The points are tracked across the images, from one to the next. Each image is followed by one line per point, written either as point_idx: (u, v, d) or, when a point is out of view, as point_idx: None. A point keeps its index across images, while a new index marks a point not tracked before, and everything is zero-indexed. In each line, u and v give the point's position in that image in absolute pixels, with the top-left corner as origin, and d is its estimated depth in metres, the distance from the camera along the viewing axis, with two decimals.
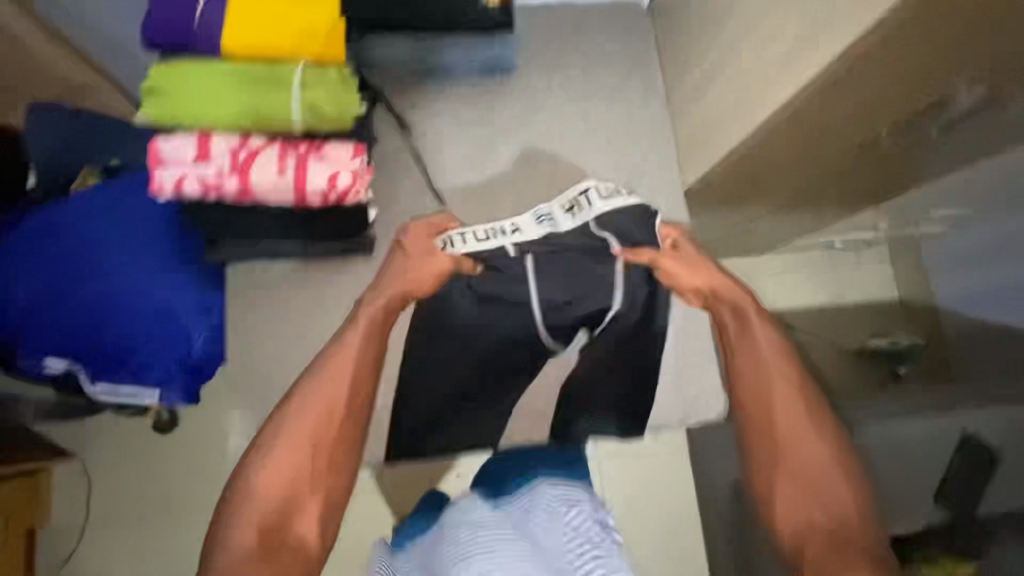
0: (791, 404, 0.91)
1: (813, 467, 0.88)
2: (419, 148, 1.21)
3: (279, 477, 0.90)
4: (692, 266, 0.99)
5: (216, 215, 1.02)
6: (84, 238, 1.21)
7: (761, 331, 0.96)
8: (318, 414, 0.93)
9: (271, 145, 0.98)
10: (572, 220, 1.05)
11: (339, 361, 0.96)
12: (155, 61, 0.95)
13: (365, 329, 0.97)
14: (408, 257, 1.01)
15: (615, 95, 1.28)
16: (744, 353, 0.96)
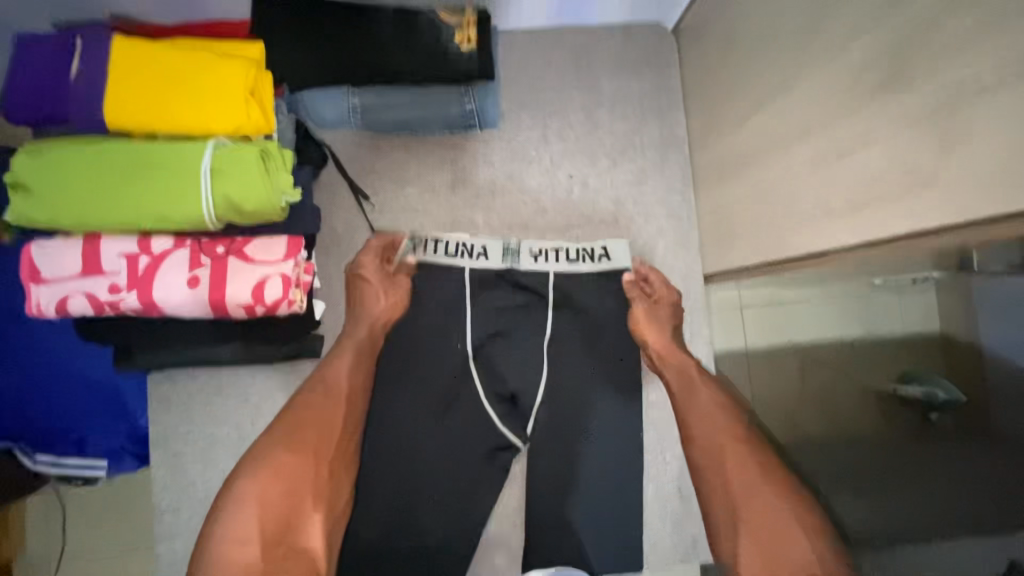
0: (747, 457, 0.76)
1: (767, 521, 0.69)
2: (377, 225, 0.97)
3: (280, 480, 0.74)
4: (658, 319, 0.93)
5: (118, 327, 0.82)
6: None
7: (706, 392, 0.87)
8: (317, 425, 0.81)
9: (180, 248, 0.78)
10: (535, 264, 0.94)
11: (330, 379, 0.86)
12: (22, 147, 0.74)
13: (355, 351, 0.88)
14: (370, 272, 0.92)
15: (625, 148, 0.99)
16: (698, 413, 0.85)
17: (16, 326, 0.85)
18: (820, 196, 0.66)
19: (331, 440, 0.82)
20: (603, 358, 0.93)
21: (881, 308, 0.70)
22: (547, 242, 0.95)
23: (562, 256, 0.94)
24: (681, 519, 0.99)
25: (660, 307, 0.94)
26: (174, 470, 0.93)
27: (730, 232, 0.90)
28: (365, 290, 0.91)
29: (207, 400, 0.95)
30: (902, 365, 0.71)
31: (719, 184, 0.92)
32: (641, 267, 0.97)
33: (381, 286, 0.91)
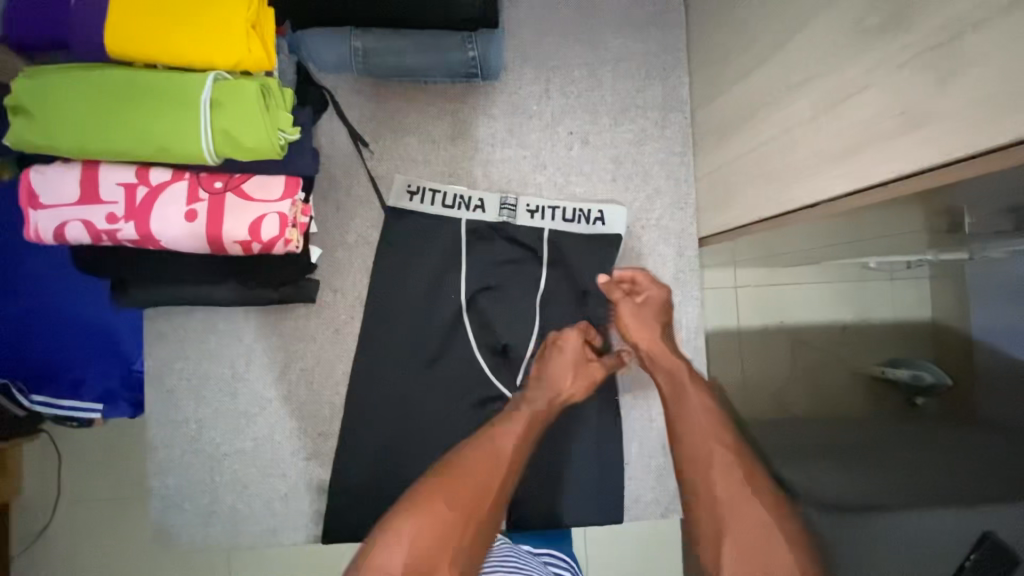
0: (733, 467, 0.72)
1: (751, 534, 0.66)
2: (375, 172, 0.96)
3: (428, 530, 0.63)
4: (645, 318, 0.89)
5: (114, 258, 0.83)
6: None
7: (695, 394, 0.81)
8: (488, 459, 0.73)
9: (178, 181, 0.79)
10: (529, 221, 0.95)
11: (500, 435, 0.76)
12: (23, 71, 0.74)
13: (530, 424, 0.80)
14: (562, 351, 0.88)
15: (628, 104, 0.98)
16: (691, 417, 0.78)
17: (13, 262, 0.85)
18: (831, 147, 0.66)
19: (487, 502, 0.69)
20: (593, 312, 0.95)
21: (876, 293, 0.67)
22: (544, 199, 0.96)
23: (558, 216, 0.95)
24: (664, 473, 1.01)
25: (645, 308, 0.90)
26: (166, 405, 0.92)
27: (728, 193, 0.90)
28: (551, 362, 0.87)
29: (200, 338, 0.93)
30: (890, 351, 0.67)
31: (721, 145, 0.91)
32: (621, 271, 0.93)
33: (574, 360, 0.87)
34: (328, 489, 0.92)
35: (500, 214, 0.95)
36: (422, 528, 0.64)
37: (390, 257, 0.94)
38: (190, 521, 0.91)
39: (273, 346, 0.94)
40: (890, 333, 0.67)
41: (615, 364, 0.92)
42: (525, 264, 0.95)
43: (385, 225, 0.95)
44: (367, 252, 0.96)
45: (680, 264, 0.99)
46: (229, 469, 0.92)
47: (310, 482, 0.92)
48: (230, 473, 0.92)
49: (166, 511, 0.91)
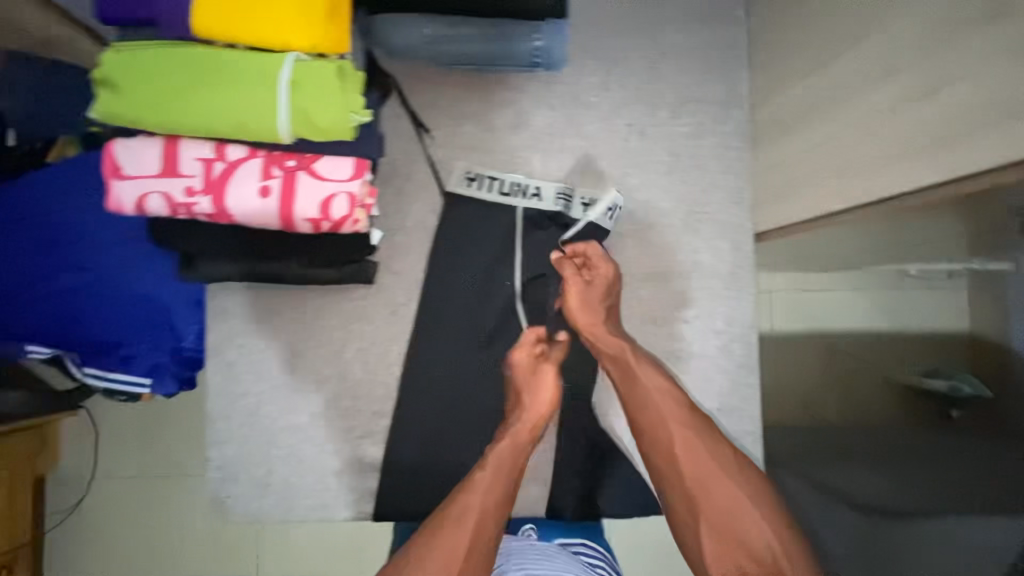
0: (697, 448, 0.84)
1: (722, 509, 0.79)
2: (435, 158, 0.97)
3: None
4: (590, 300, 0.93)
5: (187, 231, 0.85)
6: (64, 197, 0.88)
7: (646, 377, 0.90)
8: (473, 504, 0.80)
9: (253, 157, 0.81)
10: (578, 215, 0.95)
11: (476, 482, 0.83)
12: (111, 45, 0.77)
13: (495, 465, 0.86)
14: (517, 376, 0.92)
15: (688, 99, 0.98)
16: (646, 402, 0.88)
17: (72, 240, 0.87)
18: (915, 140, 0.66)
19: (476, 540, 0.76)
20: (641, 305, 0.97)
21: (913, 301, 0.69)
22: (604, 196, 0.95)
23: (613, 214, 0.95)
24: None
25: (594, 288, 0.93)
26: (227, 377, 0.94)
27: (789, 189, 0.90)
28: (515, 385, 0.92)
29: (261, 314, 0.95)
30: (933, 359, 0.66)
31: (784, 140, 0.91)
32: (575, 245, 0.94)
33: (529, 368, 0.92)
34: (381, 467, 0.93)
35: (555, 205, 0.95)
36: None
37: (449, 241, 0.96)
38: (245, 492, 0.93)
39: (332, 325, 0.95)
40: (919, 341, 0.69)
41: (564, 344, 0.94)
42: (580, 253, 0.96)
43: (444, 210, 0.96)
44: (425, 237, 0.97)
45: (735, 259, 0.99)
46: (286, 443, 0.93)
47: (363, 460, 0.94)
48: (285, 447, 0.93)
49: (223, 482, 0.93)
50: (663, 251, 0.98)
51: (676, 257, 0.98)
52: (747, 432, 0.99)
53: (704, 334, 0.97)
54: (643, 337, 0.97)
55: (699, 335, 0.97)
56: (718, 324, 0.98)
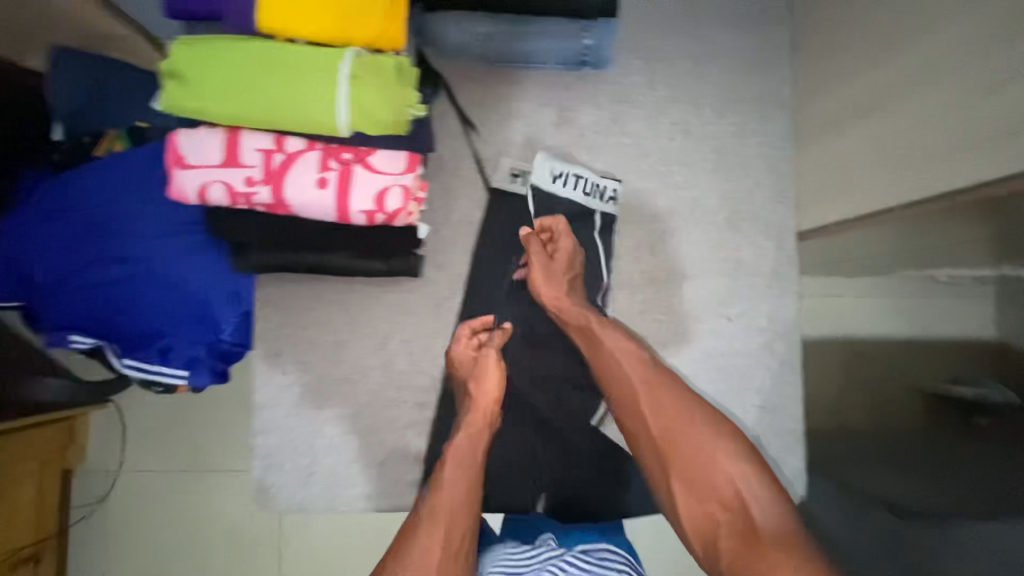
0: (659, 402, 0.79)
1: (691, 461, 0.75)
2: (481, 153, 0.99)
3: None
4: (553, 274, 0.90)
5: (242, 221, 0.86)
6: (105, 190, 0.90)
7: (607, 337, 0.86)
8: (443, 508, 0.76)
9: (311, 149, 0.82)
10: (597, 205, 0.96)
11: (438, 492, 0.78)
12: (178, 38, 0.79)
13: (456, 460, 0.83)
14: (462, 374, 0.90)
15: (730, 99, 1.00)
16: (610, 363, 0.84)
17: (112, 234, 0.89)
18: (967, 137, 0.66)
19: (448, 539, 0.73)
20: (684, 302, 0.98)
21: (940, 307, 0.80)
22: (567, 165, 0.96)
23: (580, 185, 0.96)
24: None
25: (555, 261, 0.91)
26: (275, 366, 0.95)
27: (832, 188, 0.91)
28: (462, 379, 0.90)
29: (310, 305, 0.96)
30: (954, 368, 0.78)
31: (827, 139, 0.92)
32: (541, 220, 0.94)
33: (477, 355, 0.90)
34: (424, 458, 0.94)
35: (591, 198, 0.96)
36: None
37: (495, 236, 0.97)
38: (290, 481, 0.94)
39: (377, 317, 0.96)
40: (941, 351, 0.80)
41: (506, 330, 0.93)
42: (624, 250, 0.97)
43: (489, 205, 0.97)
44: (469, 231, 0.98)
45: (777, 257, 0.99)
46: (331, 432, 0.94)
47: (405, 451, 0.95)
48: (330, 436, 0.94)
49: (267, 471, 0.94)
50: (706, 249, 0.99)
51: (718, 255, 0.98)
52: (789, 430, 0.99)
53: (746, 332, 0.98)
54: (684, 333, 0.97)
55: (741, 333, 0.98)
56: (761, 322, 0.98)
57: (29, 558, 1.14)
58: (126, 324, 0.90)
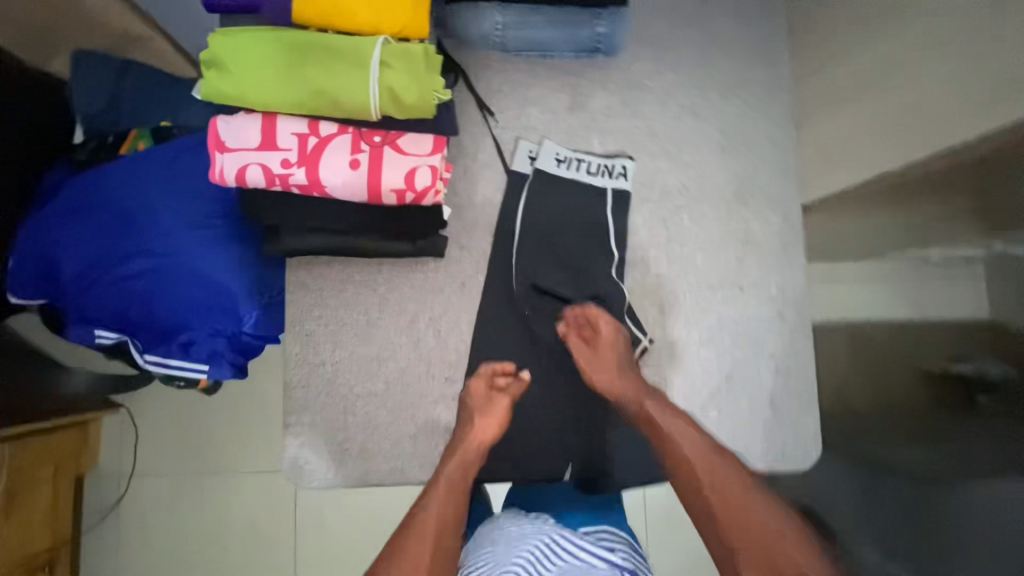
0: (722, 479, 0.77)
1: (757, 541, 0.72)
2: (500, 138, 1.03)
3: None
4: (600, 357, 0.92)
5: (275, 202, 0.89)
6: (165, 205, 1.17)
7: (670, 417, 0.85)
8: (425, 535, 0.76)
9: (344, 133, 0.86)
10: (606, 182, 1.02)
11: (421, 518, 0.78)
12: (216, 29, 0.83)
13: (447, 482, 0.83)
14: (466, 406, 0.93)
15: (733, 82, 1.05)
16: (671, 441, 0.82)
17: (169, 241, 1.16)
18: (968, 99, 0.72)
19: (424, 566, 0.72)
20: (698, 273, 1.03)
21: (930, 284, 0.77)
22: (570, 150, 1.03)
23: (582, 168, 1.02)
24: (773, 425, 1.00)
25: (603, 344, 0.93)
26: (306, 346, 0.98)
27: (833, 161, 0.97)
28: (470, 409, 0.92)
29: (340, 286, 1.00)
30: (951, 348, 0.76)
31: (827, 115, 0.98)
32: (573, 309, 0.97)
33: (483, 396, 0.93)
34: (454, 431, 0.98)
35: (599, 176, 1.03)
36: None
37: (519, 216, 1.01)
38: (323, 457, 0.96)
39: (405, 296, 1.00)
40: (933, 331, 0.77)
41: (523, 379, 0.96)
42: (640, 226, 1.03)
43: (509, 186, 1.02)
44: (491, 212, 1.02)
45: (785, 230, 1.04)
46: (362, 408, 0.97)
47: (435, 425, 0.98)
48: (361, 413, 0.97)
49: (301, 449, 0.96)
50: (716, 223, 1.03)
51: (728, 229, 1.03)
52: (805, 393, 1.01)
53: (759, 302, 1.02)
54: (700, 303, 1.02)
55: (754, 301, 1.02)
56: (771, 291, 1.02)
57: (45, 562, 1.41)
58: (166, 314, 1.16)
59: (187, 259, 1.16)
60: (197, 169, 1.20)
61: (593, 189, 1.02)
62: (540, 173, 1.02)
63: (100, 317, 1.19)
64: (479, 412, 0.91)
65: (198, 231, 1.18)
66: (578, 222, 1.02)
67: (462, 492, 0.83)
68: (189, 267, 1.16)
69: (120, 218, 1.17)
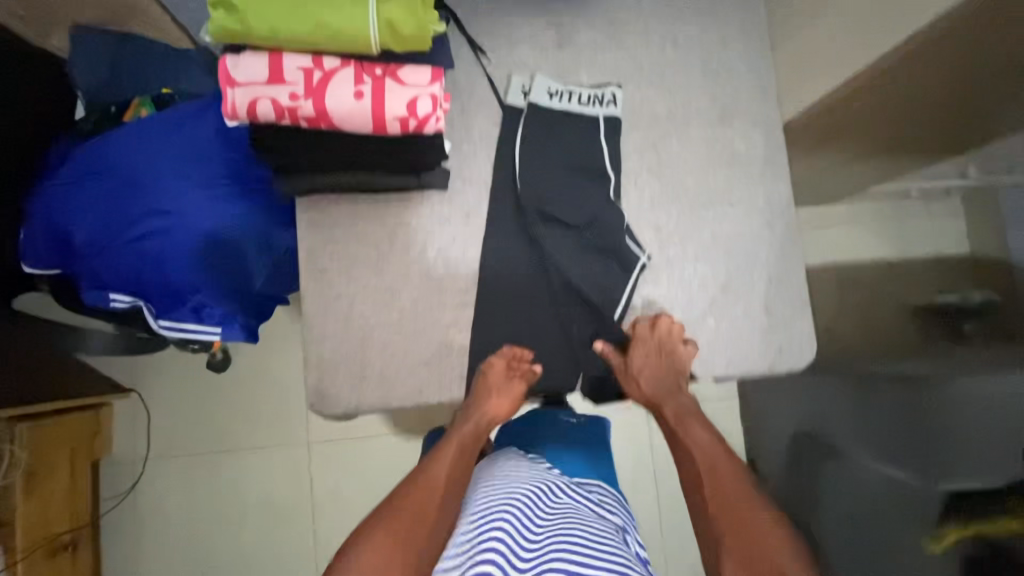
0: (736, 483, 0.93)
1: (747, 540, 0.84)
2: (493, 75, 1.08)
3: (386, 548, 0.81)
4: (651, 368, 1.03)
5: (285, 138, 0.94)
6: (168, 168, 1.20)
7: (699, 431, 1.02)
8: (428, 491, 0.91)
9: (347, 67, 0.90)
10: (596, 111, 1.07)
11: (430, 475, 0.94)
12: None
13: (458, 444, 1.00)
14: (485, 384, 1.02)
15: (711, 12, 1.11)
16: (694, 449, 1.00)
17: (174, 201, 1.19)
18: None
19: (422, 522, 0.86)
20: (690, 192, 1.08)
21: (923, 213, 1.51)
22: (560, 84, 1.08)
23: (573, 99, 1.07)
24: (770, 327, 1.06)
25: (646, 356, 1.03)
26: (320, 283, 1.03)
27: (814, 75, 1.04)
28: (489, 386, 1.02)
29: (351, 222, 1.04)
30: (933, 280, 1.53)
31: (805, 32, 1.05)
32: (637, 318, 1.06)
33: (501, 382, 1.03)
34: (469, 350, 1.04)
35: (589, 106, 1.07)
36: (377, 546, 0.82)
37: (516, 147, 1.06)
38: (345, 386, 1.02)
39: (413, 230, 1.05)
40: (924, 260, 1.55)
41: (535, 374, 1.05)
42: (633, 151, 1.08)
43: (505, 120, 1.07)
44: (490, 145, 1.07)
45: (769, 147, 1.10)
46: (379, 337, 1.03)
47: (450, 346, 1.04)
48: (378, 342, 1.02)
49: (323, 379, 1.02)
50: (704, 144, 1.09)
51: (715, 149, 1.09)
52: (797, 297, 1.07)
53: (748, 215, 1.08)
54: (694, 220, 1.07)
55: (743, 215, 1.08)
56: (760, 204, 1.08)
57: (68, 543, 1.64)
58: (178, 273, 1.19)
59: (193, 219, 1.19)
60: (200, 133, 1.22)
61: (585, 119, 1.07)
62: (533, 106, 1.06)
63: (114, 282, 1.23)
64: (496, 392, 1.03)
65: (202, 191, 1.20)
66: (574, 150, 1.06)
67: (467, 460, 0.99)
68: (195, 227, 1.19)
69: (127, 184, 1.20)
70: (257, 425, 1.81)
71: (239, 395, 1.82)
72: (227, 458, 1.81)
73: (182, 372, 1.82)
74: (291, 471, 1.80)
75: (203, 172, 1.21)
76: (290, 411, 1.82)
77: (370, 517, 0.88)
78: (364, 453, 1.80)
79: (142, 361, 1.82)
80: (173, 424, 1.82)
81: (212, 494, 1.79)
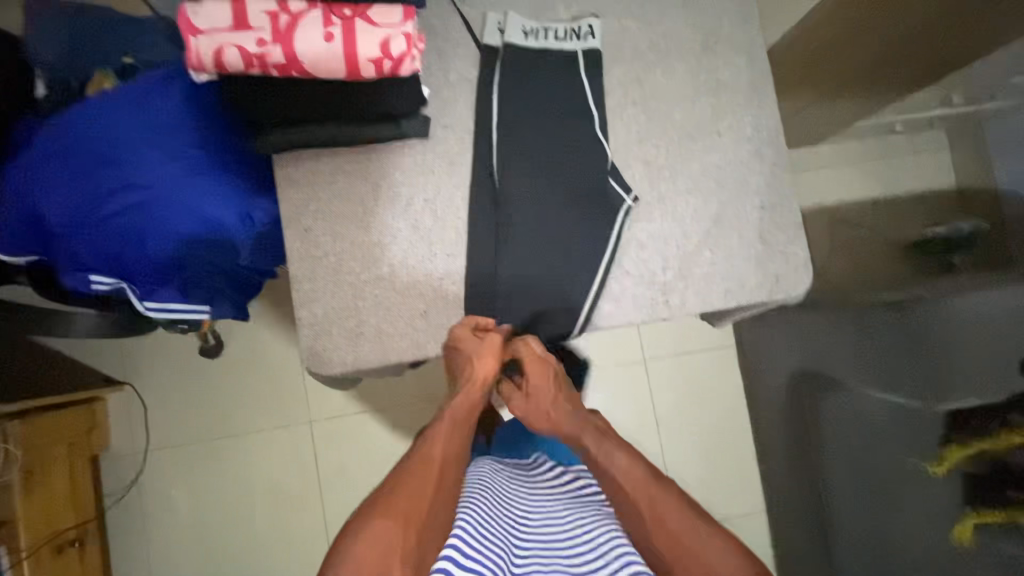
0: (668, 502, 0.81)
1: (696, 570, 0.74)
2: (467, 17, 1.05)
3: (379, 537, 0.73)
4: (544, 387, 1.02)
5: (257, 91, 0.90)
6: (135, 139, 1.15)
7: (616, 452, 0.89)
8: (424, 470, 0.83)
9: (314, 8, 0.86)
10: (574, 46, 1.04)
11: (425, 451, 0.87)
12: None
13: (451, 418, 0.95)
14: (463, 352, 0.98)
15: None
16: (612, 471, 0.87)
17: (144, 174, 1.14)
18: None
19: (421, 502, 0.78)
20: (676, 124, 1.06)
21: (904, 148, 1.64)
22: (536, 21, 1.05)
23: (550, 36, 1.04)
24: (765, 255, 1.05)
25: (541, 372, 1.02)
26: (305, 242, 1.00)
27: None
28: (466, 353, 0.97)
29: (331, 179, 1.01)
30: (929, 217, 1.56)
31: None
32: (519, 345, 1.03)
33: (477, 345, 0.97)
34: (464, 300, 1.02)
35: (567, 41, 1.04)
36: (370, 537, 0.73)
37: (496, 88, 1.02)
38: (340, 345, 0.99)
39: (396, 182, 1.02)
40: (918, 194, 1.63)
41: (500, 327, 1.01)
42: (616, 85, 1.06)
43: (482, 61, 1.03)
44: (469, 89, 1.03)
45: (754, 71, 1.08)
46: (371, 292, 1.00)
47: (445, 297, 1.01)
48: (370, 297, 1.00)
49: (317, 339, 0.99)
50: (688, 73, 1.06)
51: (699, 77, 1.07)
52: (790, 223, 1.06)
53: (737, 144, 1.06)
54: (681, 152, 1.05)
55: (731, 143, 1.06)
56: (747, 130, 1.06)
57: (75, 538, 1.61)
58: (158, 249, 1.15)
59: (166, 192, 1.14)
60: (165, 101, 1.17)
61: (564, 55, 1.04)
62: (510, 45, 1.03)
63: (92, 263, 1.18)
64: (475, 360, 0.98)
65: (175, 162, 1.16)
66: (556, 89, 1.04)
67: (463, 435, 0.93)
68: (169, 200, 1.14)
69: (92, 160, 1.14)
70: (258, 408, 1.79)
71: (235, 380, 1.80)
72: (229, 442, 1.78)
73: (176, 360, 1.79)
74: (295, 451, 1.79)
75: (172, 142, 1.16)
76: (290, 391, 1.80)
77: (361, 505, 0.79)
78: (368, 428, 1.79)
79: (132, 354, 1.78)
80: (169, 416, 1.78)
81: (217, 480, 1.77)
